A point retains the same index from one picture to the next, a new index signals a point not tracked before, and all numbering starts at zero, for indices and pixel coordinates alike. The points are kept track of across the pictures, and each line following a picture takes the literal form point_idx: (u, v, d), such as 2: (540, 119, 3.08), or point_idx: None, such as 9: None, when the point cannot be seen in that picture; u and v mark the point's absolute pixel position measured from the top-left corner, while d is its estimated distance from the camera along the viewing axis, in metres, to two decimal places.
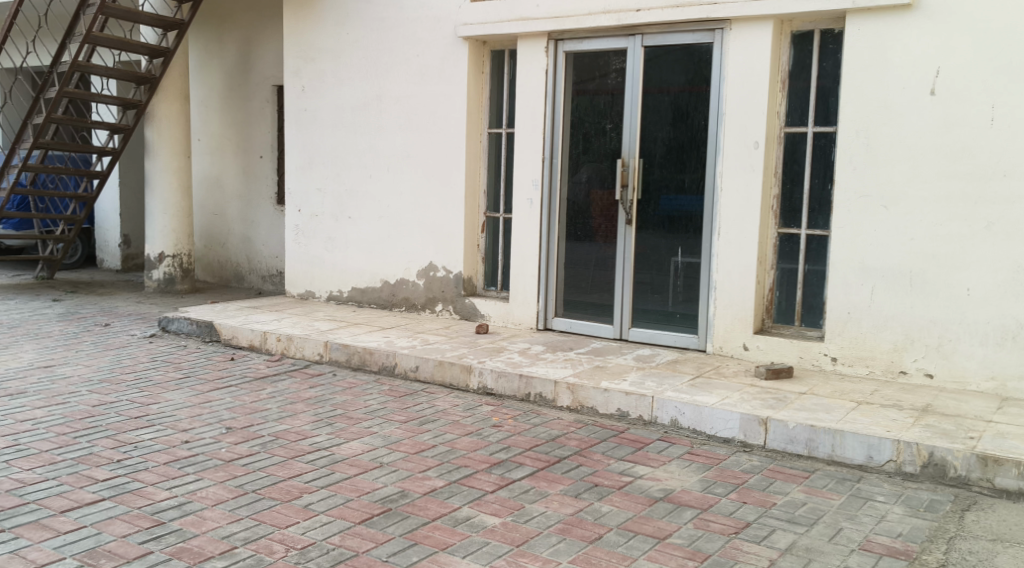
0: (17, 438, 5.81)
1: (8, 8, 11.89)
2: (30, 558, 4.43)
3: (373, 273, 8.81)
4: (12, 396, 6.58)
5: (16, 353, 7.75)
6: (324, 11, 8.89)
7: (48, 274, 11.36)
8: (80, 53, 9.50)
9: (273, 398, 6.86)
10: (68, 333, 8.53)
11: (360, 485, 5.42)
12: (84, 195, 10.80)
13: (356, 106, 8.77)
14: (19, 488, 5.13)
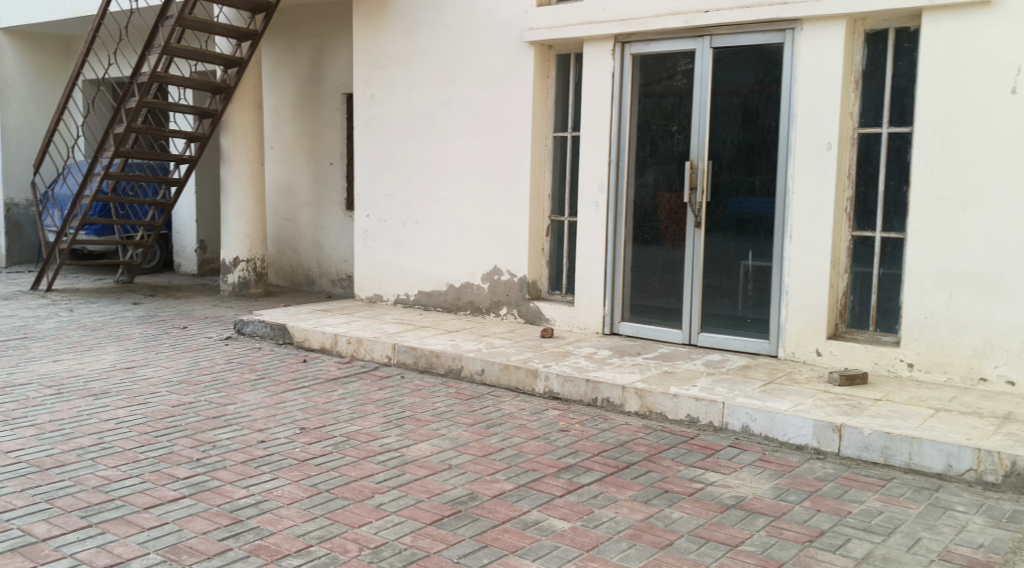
0: (102, 436, 5.95)
1: (90, 21, 12.25)
2: (117, 553, 4.54)
3: (438, 276, 8.86)
4: (96, 396, 6.75)
5: (100, 354, 7.95)
6: (392, 18, 8.98)
7: (128, 278, 11.75)
8: (159, 64, 9.75)
9: (344, 399, 6.93)
10: (148, 335, 8.73)
11: (430, 487, 5.45)
12: (163, 201, 11.07)
13: (425, 113, 8.83)
14: (105, 485, 5.26)
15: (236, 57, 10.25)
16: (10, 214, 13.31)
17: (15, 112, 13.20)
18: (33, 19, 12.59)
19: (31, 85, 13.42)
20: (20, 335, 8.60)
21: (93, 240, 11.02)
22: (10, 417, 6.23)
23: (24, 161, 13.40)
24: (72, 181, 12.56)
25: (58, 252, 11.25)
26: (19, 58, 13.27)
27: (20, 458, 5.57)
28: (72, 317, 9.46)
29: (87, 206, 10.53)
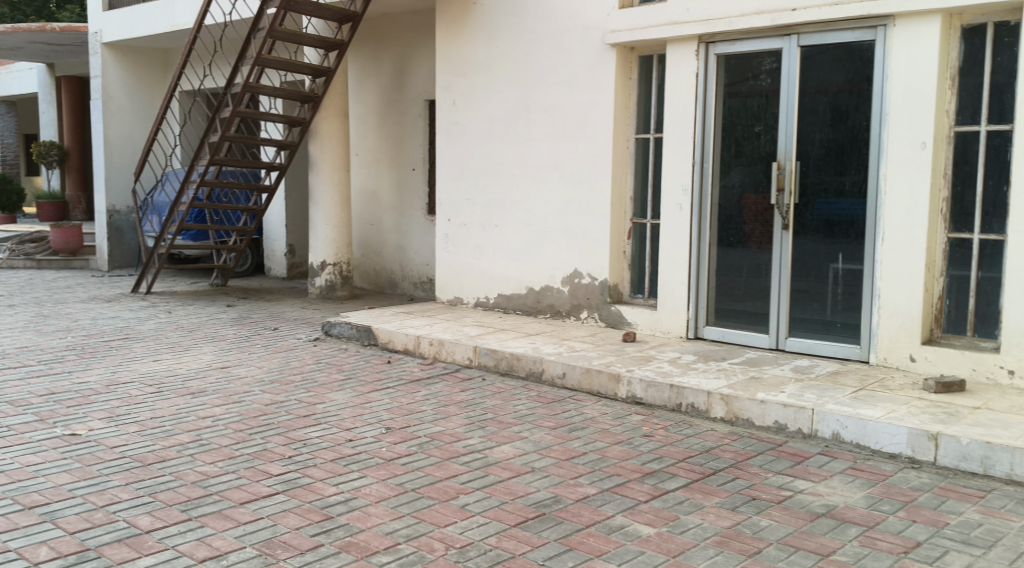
0: (199, 433, 6.08)
1: (186, 34, 12.59)
2: (215, 546, 4.62)
3: (519, 280, 8.85)
4: (193, 394, 6.91)
5: (197, 354, 8.14)
6: (475, 23, 9.01)
7: (222, 281, 12.02)
8: (251, 75, 9.99)
9: (428, 400, 6.97)
10: (241, 336, 8.92)
11: (514, 489, 5.44)
12: (255, 207, 11.32)
13: (506, 117, 8.85)
14: (203, 480, 5.36)
15: (324, 66, 10.42)
16: (111, 220, 13.74)
17: (118, 123, 13.62)
18: (132, 33, 12.98)
19: (131, 95, 13.80)
20: (121, 335, 8.85)
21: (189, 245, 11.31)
22: (113, 414, 6.40)
23: (126, 170, 13.81)
24: (169, 189, 12.92)
25: (157, 256, 11.61)
26: (121, 72, 13.68)
27: (124, 453, 5.72)
28: (168, 319, 9.71)
29: (183, 213, 10.81)
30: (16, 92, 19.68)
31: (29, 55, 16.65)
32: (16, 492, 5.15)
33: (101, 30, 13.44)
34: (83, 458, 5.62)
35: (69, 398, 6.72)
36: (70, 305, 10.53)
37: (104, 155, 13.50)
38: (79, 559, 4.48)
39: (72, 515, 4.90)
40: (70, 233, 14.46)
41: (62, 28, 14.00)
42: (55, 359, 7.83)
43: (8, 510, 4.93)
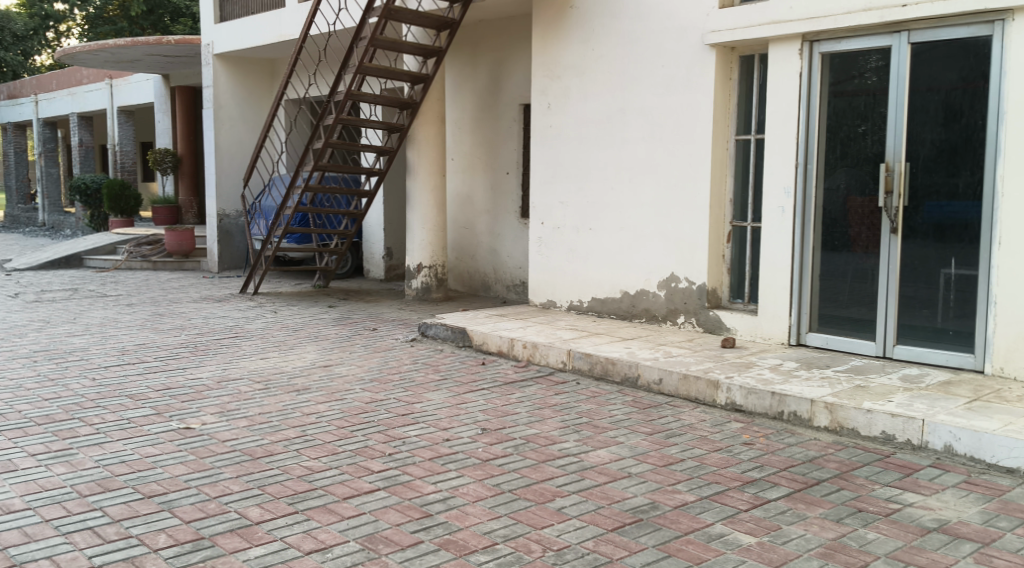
0: (304, 429, 6.17)
1: (292, 44, 12.85)
2: (320, 539, 4.70)
3: (613, 283, 8.76)
4: (298, 391, 7.02)
5: (301, 352, 8.28)
6: (572, 27, 8.96)
7: (324, 284, 12.27)
8: (353, 83, 10.21)
9: (523, 402, 6.94)
10: (342, 335, 9.05)
11: (611, 493, 5.36)
12: (354, 212, 11.55)
13: (601, 120, 8.78)
14: (308, 474, 5.45)
15: (423, 73, 10.56)
16: (221, 224, 14.14)
17: (228, 131, 14.00)
18: (241, 44, 13.34)
19: (241, 103, 14.16)
20: (229, 334, 9.06)
21: (293, 248, 11.57)
22: (225, 409, 6.54)
23: (235, 176, 14.19)
24: (275, 194, 13.24)
25: (263, 258, 11.90)
26: (231, 82, 14.04)
27: (234, 446, 5.84)
28: (275, 318, 9.91)
29: (288, 217, 11.07)
30: (133, 101, 20.28)
31: (145, 67, 17.26)
32: (135, 481, 5.29)
33: (213, 42, 13.84)
34: (196, 450, 5.75)
35: (183, 393, 6.89)
36: (184, 305, 10.82)
37: (215, 162, 13.89)
38: (194, 546, 4.59)
39: (188, 504, 5.02)
40: (183, 237, 14.87)
41: (177, 41, 14.47)
42: (169, 356, 8.05)
43: (129, 498, 5.06)
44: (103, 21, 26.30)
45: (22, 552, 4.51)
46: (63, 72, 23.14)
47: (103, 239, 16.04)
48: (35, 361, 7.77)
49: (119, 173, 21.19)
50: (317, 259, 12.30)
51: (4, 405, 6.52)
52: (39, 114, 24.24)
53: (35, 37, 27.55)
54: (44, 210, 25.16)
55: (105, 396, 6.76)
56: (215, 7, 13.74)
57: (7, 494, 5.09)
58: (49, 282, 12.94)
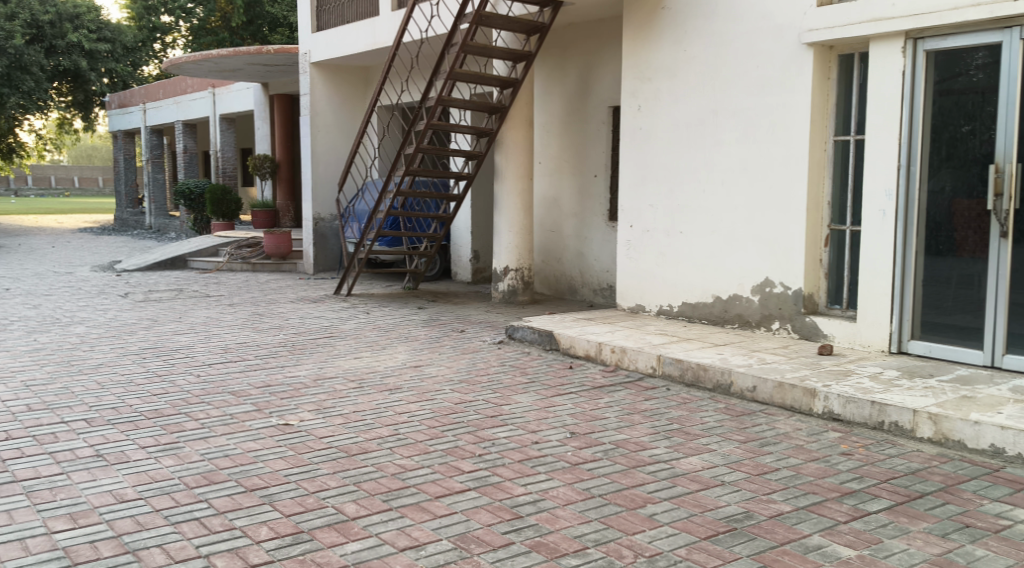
0: (396, 427, 6.20)
1: (386, 52, 12.99)
2: (414, 536, 4.72)
3: (705, 288, 8.60)
4: (389, 391, 7.07)
5: (392, 353, 8.35)
6: (663, 28, 8.85)
7: (413, 286, 12.34)
8: (445, 88, 10.29)
9: (611, 407, 6.86)
10: (431, 337, 9.09)
11: (704, 501, 5.25)
12: (444, 216, 11.61)
13: (692, 122, 8.65)
14: (401, 472, 5.47)
15: (512, 78, 10.57)
16: (316, 227, 14.39)
17: (324, 138, 14.24)
18: (337, 51, 13.54)
19: (337, 110, 14.38)
20: (325, 334, 9.18)
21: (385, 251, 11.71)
22: (321, 406, 6.62)
23: (330, 181, 14.42)
24: (368, 197, 13.41)
25: (355, 260, 12.07)
26: (328, 90, 14.28)
27: (331, 443, 5.89)
28: (368, 318, 10.03)
29: (380, 220, 11.20)
30: (235, 109, 20.74)
31: (246, 76, 17.68)
32: (238, 474, 5.37)
33: (310, 51, 14.10)
34: (295, 446, 5.82)
35: (282, 390, 7.00)
36: (282, 305, 11.01)
37: (311, 168, 14.13)
38: (294, 540, 4.64)
39: (287, 499, 5.08)
40: (281, 240, 15.16)
41: (276, 50, 14.77)
42: (269, 354, 8.19)
43: (233, 491, 5.15)
44: (207, 32, 27.76)
45: (134, 540, 4.61)
46: (169, 82, 23.81)
47: (206, 241, 16.44)
48: (144, 358, 7.99)
49: (222, 178, 21.64)
50: (408, 261, 12.41)
51: (116, 399, 6.70)
52: (148, 122, 25.02)
53: (144, 49, 28.43)
54: (153, 215, 25.70)
55: (209, 392, 6.90)
56: (312, 16, 13.98)
57: (120, 483, 5.22)
58: (156, 283, 13.33)
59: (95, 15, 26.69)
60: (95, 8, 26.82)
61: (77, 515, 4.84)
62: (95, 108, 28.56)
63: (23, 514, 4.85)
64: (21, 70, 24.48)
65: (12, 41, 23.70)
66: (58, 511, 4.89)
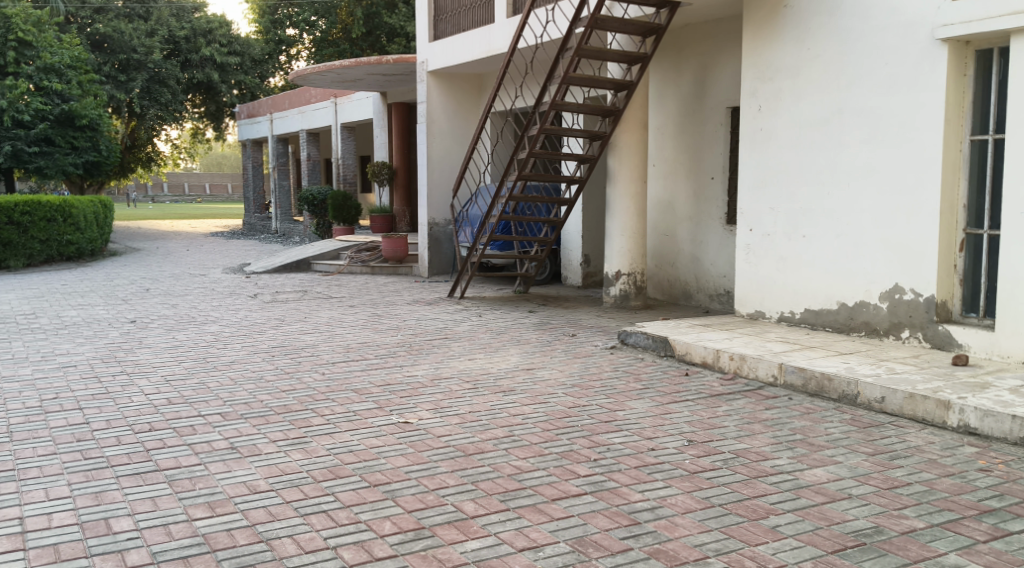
0: (511, 429, 6.17)
1: (501, 58, 13.03)
2: (532, 537, 4.67)
3: (829, 294, 8.32)
4: (504, 392, 7.05)
5: (505, 355, 8.34)
6: (785, 27, 8.61)
7: (525, 289, 12.34)
8: (558, 93, 10.24)
9: (730, 416, 6.67)
10: (543, 340, 9.05)
11: (830, 515, 5.04)
12: (555, 220, 11.54)
13: (816, 123, 8.39)
14: (517, 474, 5.42)
15: (626, 80, 10.44)
16: (430, 232, 14.53)
17: (440, 145, 14.39)
18: (453, 59, 13.65)
19: (452, 118, 14.52)
20: (441, 335, 9.25)
21: (496, 255, 11.72)
22: (438, 406, 6.63)
23: (445, 187, 14.55)
24: (481, 202, 13.48)
25: (467, 264, 12.11)
26: (444, 98, 14.43)
27: (448, 442, 5.89)
28: (480, 321, 10.06)
29: (492, 225, 11.21)
30: (355, 118, 21.12)
31: (366, 86, 18.06)
32: (362, 470, 5.41)
33: (427, 60, 14.28)
34: (414, 444, 5.84)
35: (401, 389, 7.05)
36: (399, 307, 11.15)
37: (426, 175, 14.30)
38: (416, 536, 4.65)
39: (409, 495, 5.09)
40: (398, 243, 15.46)
41: (395, 60, 14.99)
42: (388, 354, 8.28)
43: (356, 486, 5.19)
44: (328, 44, 28.77)
45: (267, 530, 4.70)
46: (295, 92, 24.35)
47: (328, 244, 16.83)
48: (273, 356, 8.17)
49: (342, 185, 22.00)
50: (519, 265, 12.42)
51: (247, 395, 6.86)
52: (274, 131, 25.74)
53: (271, 60, 29.39)
54: (279, 221, 26.00)
55: (333, 389, 7.00)
56: (430, 26, 14.16)
57: (252, 475, 5.33)
58: (281, 284, 13.71)
59: (227, 30, 27.39)
60: (225, 22, 27.54)
61: (215, 504, 4.95)
62: (225, 118, 29.62)
63: (166, 502, 4.98)
64: (160, 83, 26.17)
65: (151, 56, 25.53)
66: (197, 500, 5.01)
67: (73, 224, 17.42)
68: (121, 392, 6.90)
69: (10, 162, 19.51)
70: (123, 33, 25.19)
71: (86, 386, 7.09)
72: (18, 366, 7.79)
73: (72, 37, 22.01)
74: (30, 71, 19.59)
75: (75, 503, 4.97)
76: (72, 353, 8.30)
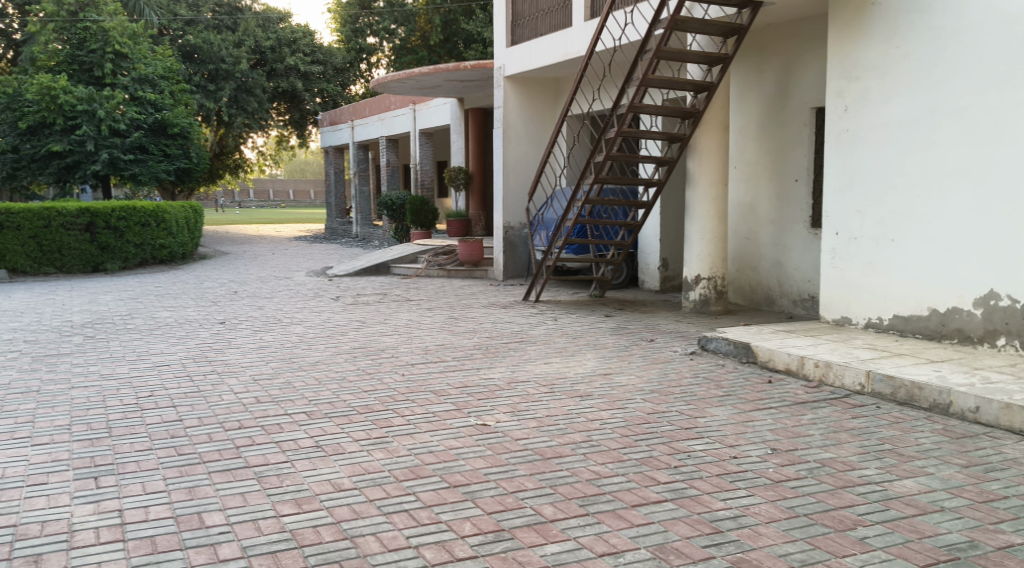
0: (589, 434, 6.11)
1: (579, 62, 12.96)
2: (612, 543, 4.61)
3: (919, 300, 8.08)
4: (582, 397, 6.99)
5: (583, 359, 8.29)
6: (873, 25, 8.38)
7: (601, 293, 12.24)
8: (636, 95, 10.13)
9: (815, 424, 6.50)
10: (621, 345, 8.97)
11: (921, 527, 4.86)
12: (632, 223, 11.41)
13: (905, 123, 8.15)
14: (596, 479, 5.36)
15: (707, 81, 10.29)
16: (506, 236, 14.53)
17: (516, 149, 14.39)
18: (531, 64, 13.64)
19: (529, 123, 14.52)
20: (518, 338, 9.23)
21: (572, 259, 11.64)
22: (516, 409, 6.61)
23: (521, 191, 14.54)
24: (557, 205, 13.43)
25: (543, 268, 12.04)
26: (521, 103, 14.43)
27: (526, 445, 5.86)
28: (556, 325, 10.02)
29: (568, 229, 11.13)
30: (434, 124, 21.28)
31: (444, 92, 18.19)
32: (442, 470, 5.41)
33: (505, 65, 14.30)
34: (493, 446, 5.82)
35: (479, 392, 7.05)
36: (476, 310, 11.17)
37: (503, 179, 14.32)
38: (496, 537, 4.64)
39: (488, 496, 5.08)
40: (474, 246, 15.50)
41: (472, 66, 15.04)
42: (466, 356, 8.31)
43: (436, 486, 5.19)
44: (408, 51, 29.21)
45: (351, 527, 4.73)
46: (375, 99, 24.66)
47: (406, 248, 16.97)
48: (356, 357, 8.25)
49: (420, 190, 22.19)
50: (595, 269, 12.33)
51: (330, 395, 6.93)
52: (354, 137, 26.11)
53: (352, 69, 29.81)
54: (358, 225, 26.44)
55: (413, 391, 7.03)
56: (507, 31, 14.18)
57: (336, 473, 5.36)
58: (362, 287, 13.87)
59: (311, 39, 28.32)
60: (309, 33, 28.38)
61: (301, 501, 5.00)
62: (309, 125, 30.18)
63: (255, 497, 5.05)
64: (246, 93, 26.64)
65: (239, 66, 26.01)
66: (285, 496, 5.06)
67: (165, 228, 17.81)
68: (212, 391, 7.04)
69: (108, 170, 19.83)
70: (213, 44, 25.75)
71: (179, 384, 7.26)
72: (114, 364, 8.01)
73: (165, 49, 22.56)
74: (126, 81, 20.28)
75: (170, 496, 5.07)
76: (165, 352, 8.50)
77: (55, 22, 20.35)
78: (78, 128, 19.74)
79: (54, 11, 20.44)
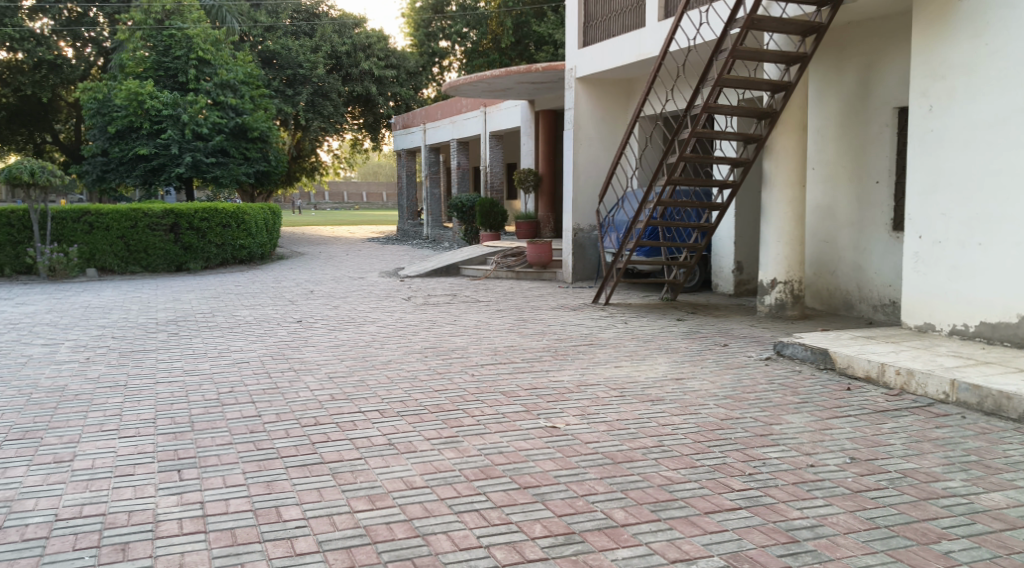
0: (662, 439, 6.03)
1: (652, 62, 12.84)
2: (684, 549, 4.55)
3: (1008, 306, 7.82)
4: (653, 401, 6.91)
5: (654, 363, 8.21)
6: (961, 22, 8.13)
7: (673, 296, 12.11)
8: (711, 96, 10.00)
9: (896, 433, 6.33)
10: (693, 349, 8.86)
11: (1010, 543, 4.69)
12: (705, 226, 11.25)
13: (995, 122, 7.89)
14: (668, 484, 5.29)
15: (784, 81, 10.11)
16: (576, 237, 14.47)
17: (586, 150, 14.33)
18: (603, 65, 13.56)
19: (600, 124, 14.44)
20: (588, 341, 9.18)
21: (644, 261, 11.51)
22: (586, 412, 6.56)
23: (592, 193, 14.47)
24: (629, 207, 13.33)
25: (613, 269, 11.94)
26: (593, 104, 14.36)
27: (597, 449, 5.81)
28: (626, 328, 9.94)
29: (640, 231, 11.02)
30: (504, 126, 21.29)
31: (515, 95, 18.19)
32: (512, 472, 5.40)
33: (576, 66, 14.24)
34: (564, 449, 5.79)
35: (549, 394, 7.02)
36: (547, 311, 11.15)
37: (573, 180, 14.27)
38: (567, 540, 4.61)
39: (559, 499, 5.04)
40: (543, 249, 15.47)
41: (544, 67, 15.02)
42: (537, 358, 8.28)
43: (507, 487, 5.17)
44: (479, 54, 29.29)
45: (423, 525, 4.74)
46: (446, 103, 24.80)
47: (477, 250, 17.02)
48: (427, 356, 8.29)
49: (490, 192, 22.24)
50: (667, 272, 12.20)
51: (402, 393, 6.97)
52: (427, 140, 26.31)
53: (425, 72, 30.02)
54: (428, 227, 26.61)
55: (483, 391, 7.03)
56: (579, 32, 14.12)
57: (408, 471, 5.38)
58: (433, 288, 13.94)
59: (385, 44, 28.31)
60: (384, 37, 28.40)
61: (375, 498, 5.03)
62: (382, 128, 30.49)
63: (331, 493, 5.10)
64: (323, 96, 27.17)
65: (316, 71, 26.48)
66: (359, 493, 5.10)
67: (245, 229, 18.15)
68: (289, 388, 7.14)
69: (191, 172, 20.38)
70: (291, 49, 26.29)
71: (257, 381, 7.37)
72: (196, 360, 8.17)
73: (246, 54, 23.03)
74: (208, 86, 20.74)
75: (249, 490, 5.15)
76: (244, 350, 8.65)
77: (142, 31, 20.91)
78: (162, 132, 20.24)
79: (142, 19, 21.02)
